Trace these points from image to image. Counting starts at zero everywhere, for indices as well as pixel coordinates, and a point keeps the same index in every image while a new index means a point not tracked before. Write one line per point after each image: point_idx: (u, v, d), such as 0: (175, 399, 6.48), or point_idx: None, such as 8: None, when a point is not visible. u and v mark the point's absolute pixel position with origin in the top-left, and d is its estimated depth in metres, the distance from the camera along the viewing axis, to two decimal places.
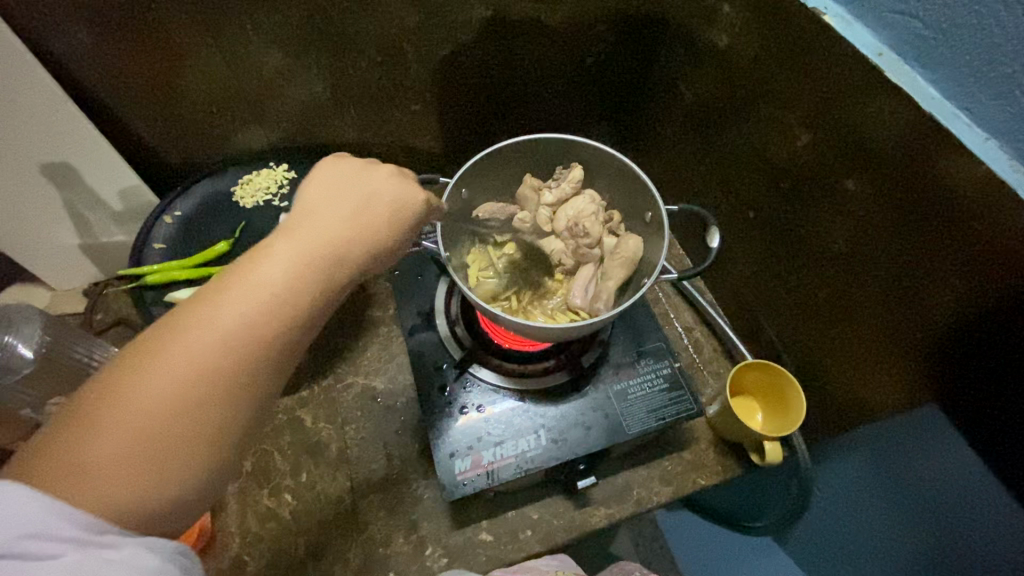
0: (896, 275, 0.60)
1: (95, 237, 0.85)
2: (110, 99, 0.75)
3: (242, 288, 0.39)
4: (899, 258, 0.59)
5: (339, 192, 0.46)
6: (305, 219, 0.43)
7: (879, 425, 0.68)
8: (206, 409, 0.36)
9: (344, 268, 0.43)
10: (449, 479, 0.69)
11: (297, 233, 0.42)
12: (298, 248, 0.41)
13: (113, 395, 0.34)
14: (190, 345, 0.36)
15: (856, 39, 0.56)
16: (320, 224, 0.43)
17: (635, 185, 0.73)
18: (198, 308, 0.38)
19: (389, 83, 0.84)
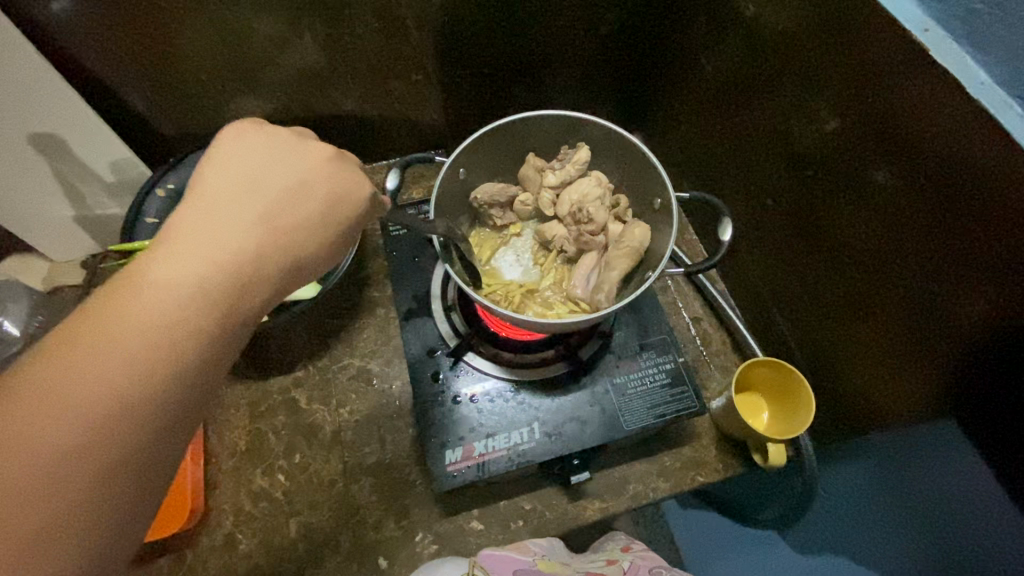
0: (924, 278, 0.55)
1: (88, 208, 0.83)
2: (96, 67, 0.72)
3: (165, 273, 0.35)
4: (927, 260, 0.54)
5: (267, 168, 0.42)
6: (230, 195, 0.40)
7: (891, 435, 0.65)
8: (151, 413, 0.31)
9: (287, 254, 0.41)
10: (439, 470, 0.67)
11: (226, 212, 0.39)
12: (222, 231, 0.38)
13: (12, 405, 0.29)
14: (113, 337, 0.32)
15: (899, 11, 0.50)
16: (250, 199, 0.40)
17: (644, 169, 0.68)
18: (117, 298, 0.33)
19: (388, 51, 0.79)
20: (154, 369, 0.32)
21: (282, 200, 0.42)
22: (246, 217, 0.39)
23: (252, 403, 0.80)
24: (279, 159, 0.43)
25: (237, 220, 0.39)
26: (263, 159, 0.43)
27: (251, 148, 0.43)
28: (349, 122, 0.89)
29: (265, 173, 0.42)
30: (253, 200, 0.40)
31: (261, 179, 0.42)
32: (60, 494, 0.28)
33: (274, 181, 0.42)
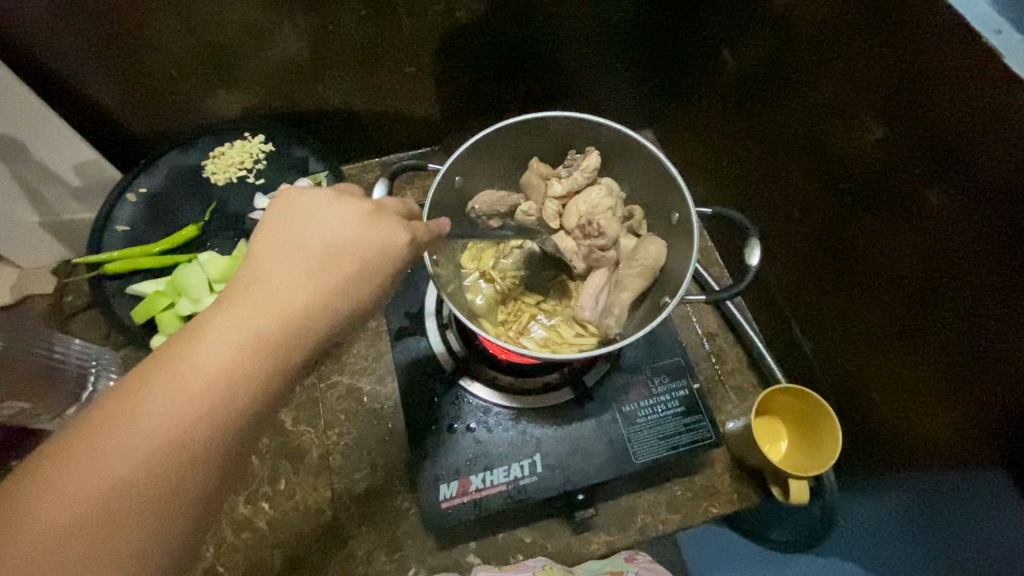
0: (973, 315, 0.49)
1: (56, 213, 0.77)
2: (54, 60, 0.65)
3: (209, 337, 0.32)
4: (979, 295, 0.47)
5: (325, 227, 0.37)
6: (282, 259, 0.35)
7: (918, 477, 0.58)
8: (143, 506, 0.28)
9: (318, 336, 0.35)
10: (432, 507, 0.62)
11: (254, 291, 0.34)
12: (260, 309, 0.33)
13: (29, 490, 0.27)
14: (137, 425, 0.29)
15: (968, 9, 0.43)
16: (301, 262, 0.36)
17: (661, 178, 0.61)
18: (149, 377, 0.30)
19: (378, 40, 0.71)
20: (187, 454, 0.29)
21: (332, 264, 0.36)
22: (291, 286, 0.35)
23: None
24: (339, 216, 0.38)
25: (282, 287, 0.34)
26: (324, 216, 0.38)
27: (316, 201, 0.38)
28: (337, 118, 0.82)
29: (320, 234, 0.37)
30: (302, 262, 0.36)
31: (315, 238, 0.37)
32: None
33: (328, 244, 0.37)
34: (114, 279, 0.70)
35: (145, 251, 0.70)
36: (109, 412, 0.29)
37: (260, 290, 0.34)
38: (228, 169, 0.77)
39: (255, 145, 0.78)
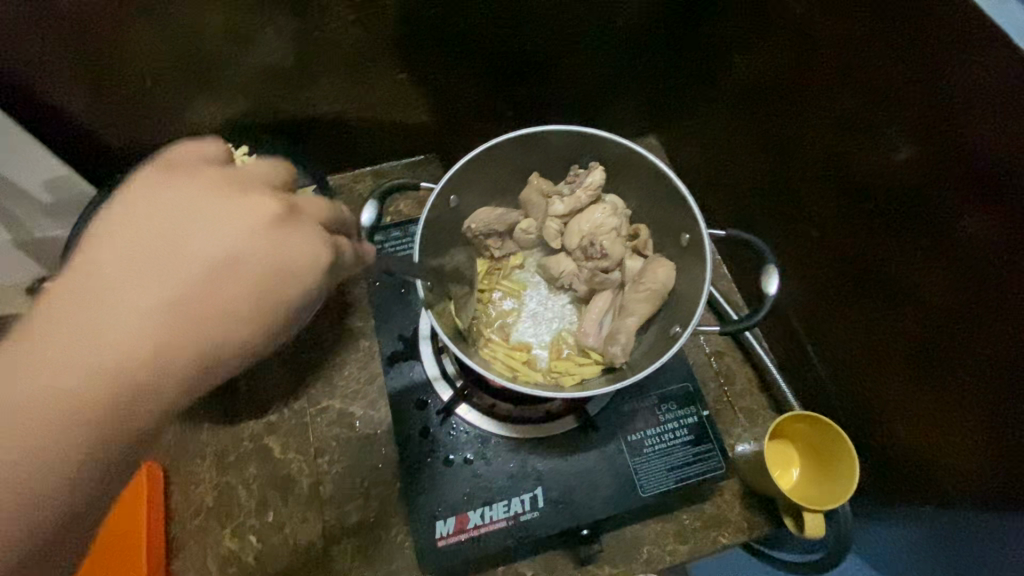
0: (1006, 349, 0.45)
1: (27, 231, 0.72)
2: (19, 71, 0.60)
3: (56, 349, 0.27)
4: (1014, 330, 0.44)
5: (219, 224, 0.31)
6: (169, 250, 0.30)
7: (948, 516, 0.55)
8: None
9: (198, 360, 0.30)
10: (429, 545, 0.59)
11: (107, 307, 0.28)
12: (115, 330, 0.28)
13: None
14: None
15: (1014, 25, 0.39)
16: (186, 258, 0.30)
17: (669, 197, 0.58)
18: None
19: (367, 46, 0.67)
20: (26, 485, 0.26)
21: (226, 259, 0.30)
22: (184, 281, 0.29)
23: (220, 453, 0.71)
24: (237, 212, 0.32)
25: (149, 298, 0.29)
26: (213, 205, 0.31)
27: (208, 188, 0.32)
28: (325, 126, 0.78)
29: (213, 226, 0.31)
30: (192, 271, 0.30)
31: (202, 237, 0.30)
32: None
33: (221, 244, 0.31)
34: None
35: None
36: None
37: (130, 283, 0.28)
38: None
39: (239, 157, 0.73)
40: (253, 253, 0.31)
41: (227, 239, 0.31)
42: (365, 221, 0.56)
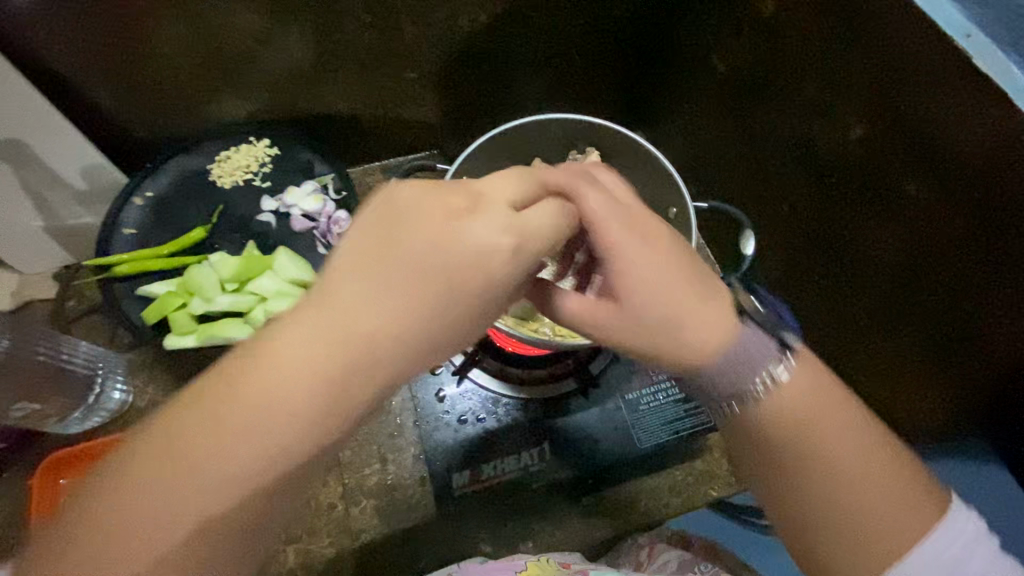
0: (954, 295, 0.53)
1: (60, 219, 0.77)
2: (63, 66, 0.66)
3: (271, 364, 0.32)
4: (957, 276, 0.52)
5: (376, 288, 0.33)
6: (335, 322, 0.32)
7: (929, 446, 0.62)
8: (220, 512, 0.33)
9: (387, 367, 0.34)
10: (448, 489, 0.68)
11: (316, 322, 0.32)
12: (321, 351, 0.32)
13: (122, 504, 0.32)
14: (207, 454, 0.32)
15: (938, 16, 0.46)
16: (348, 330, 0.33)
17: (657, 176, 0.65)
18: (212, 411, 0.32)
19: (381, 46, 0.74)
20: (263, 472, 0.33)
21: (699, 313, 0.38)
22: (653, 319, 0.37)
23: None
24: (409, 236, 0.34)
25: (348, 313, 0.33)
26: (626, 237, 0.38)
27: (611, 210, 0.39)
28: (338, 122, 0.84)
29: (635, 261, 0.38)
30: (383, 283, 0.33)
31: (391, 252, 0.33)
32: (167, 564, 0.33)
33: (389, 310, 0.33)
34: (122, 283, 0.71)
35: (154, 253, 0.71)
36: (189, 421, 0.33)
37: (341, 292, 0.33)
38: (234, 173, 0.77)
39: (260, 149, 0.78)
40: (406, 325, 0.33)
41: (384, 312, 0.33)
42: None
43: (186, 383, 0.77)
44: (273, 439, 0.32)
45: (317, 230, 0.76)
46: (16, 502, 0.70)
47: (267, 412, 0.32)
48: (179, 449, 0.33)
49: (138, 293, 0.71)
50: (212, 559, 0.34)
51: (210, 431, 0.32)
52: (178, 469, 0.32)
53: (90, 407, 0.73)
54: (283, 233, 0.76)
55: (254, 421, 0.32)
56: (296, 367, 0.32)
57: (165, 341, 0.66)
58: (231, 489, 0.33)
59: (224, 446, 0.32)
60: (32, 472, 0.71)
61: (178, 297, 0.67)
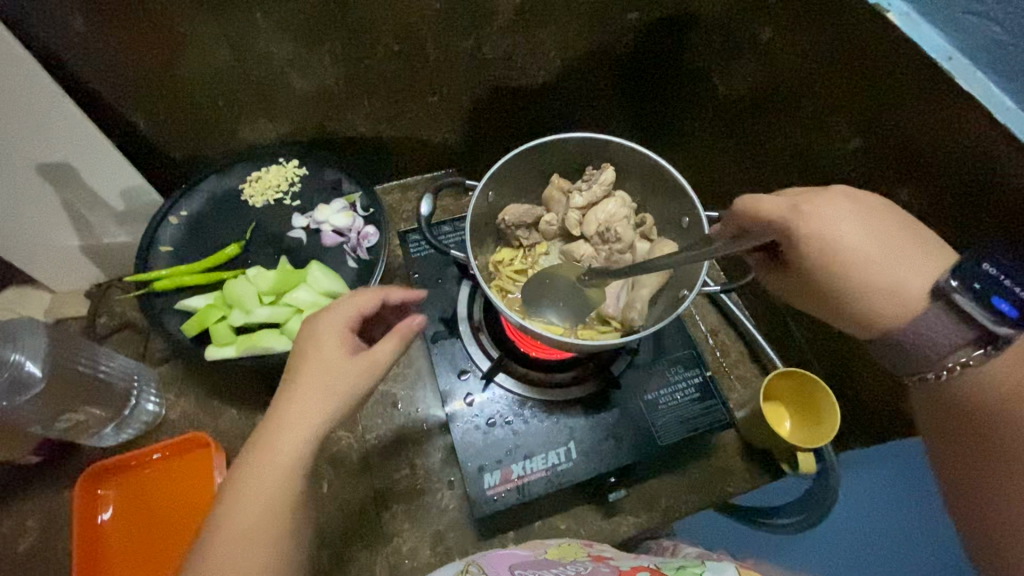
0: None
1: (96, 237, 0.80)
2: (109, 94, 0.70)
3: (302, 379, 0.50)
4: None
5: (321, 386, 0.49)
6: (296, 425, 0.48)
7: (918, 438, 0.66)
8: (281, 494, 0.46)
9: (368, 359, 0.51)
10: (479, 494, 0.68)
11: (321, 350, 0.51)
12: (331, 359, 0.51)
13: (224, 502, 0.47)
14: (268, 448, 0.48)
15: (925, 42, 0.52)
16: (332, 379, 0.50)
17: (669, 188, 0.70)
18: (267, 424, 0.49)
19: (407, 74, 0.78)
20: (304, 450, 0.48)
21: (905, 302, 0.47)
22: (860, 307, 0.50)
23: None
24: (326, 342, 0.51)
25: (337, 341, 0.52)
26: (883, 238, 0.49)
27: (859, 216, 0.50)
28: (362, 143, 0.88)
29: (869, 254, 0.49)
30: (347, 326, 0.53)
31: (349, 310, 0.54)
32: (244, 543, 0.45)
33: (335, 399, 0.49)
34: (161, 297, 0.74)
35: (192, 269, 0.74)
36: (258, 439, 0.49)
37: (329, 332, 0.53)
38: (265, 192, 0.81)
39: (291, 169, 0.83)
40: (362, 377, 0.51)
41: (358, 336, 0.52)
42: (422, 212, 0.69)
43: (218, 394, 0.79)
44: (268, 519, 0.46)
45: (346, 245, 0.80)
46: (55, 513, 0.71)
47: (262, 500, 0.46)
48: (251, 456, 0.48)
49: (177, 307, 0.74)
50: (271, 538, 0.46)
51: (269, 434, 0.48)
52: (206, 562, 0.45)
53: (126, 419, 0.75)
54: (313, 248, 0.80)
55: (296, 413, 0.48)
56: (277, 463, 0.47)
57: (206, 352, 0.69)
58: (249, 569, 0.45)
59: (234, 533, 0.45)
60: (70, 483, 0.73)
61: (218, 309, 0.71)
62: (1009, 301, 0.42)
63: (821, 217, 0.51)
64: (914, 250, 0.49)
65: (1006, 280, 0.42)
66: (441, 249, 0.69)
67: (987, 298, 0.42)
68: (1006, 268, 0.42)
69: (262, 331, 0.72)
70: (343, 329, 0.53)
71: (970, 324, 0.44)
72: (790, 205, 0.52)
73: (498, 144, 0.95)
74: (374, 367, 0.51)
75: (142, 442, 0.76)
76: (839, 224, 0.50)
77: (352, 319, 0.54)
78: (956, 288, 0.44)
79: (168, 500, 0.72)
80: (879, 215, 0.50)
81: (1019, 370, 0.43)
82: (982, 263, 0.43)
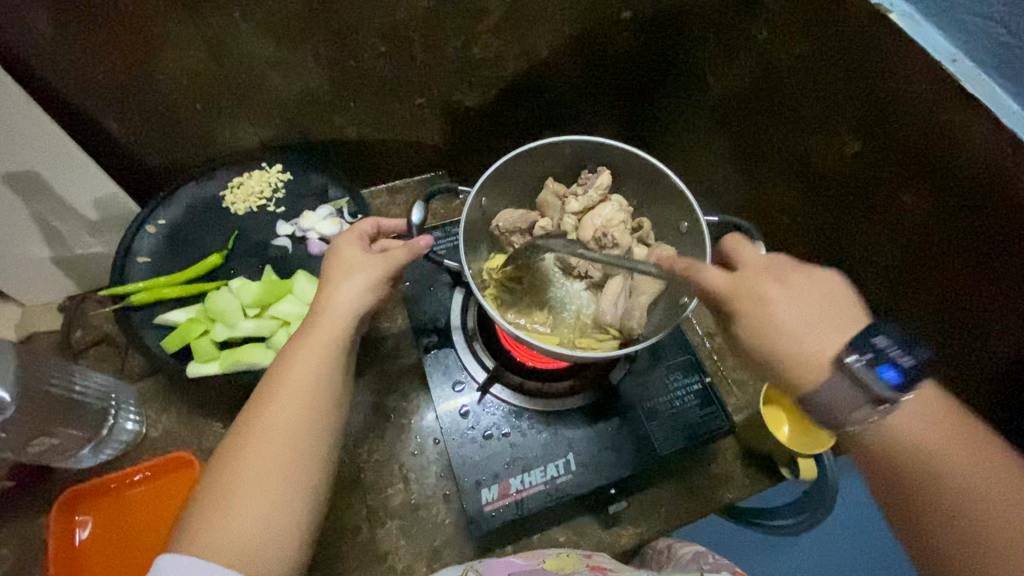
0: (959, 293, 0.55)
1: (69, 248, 0.76)
2: (79, 98, 0.66)
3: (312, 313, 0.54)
4: (958, 277, 0.55)
5: (343, 289, 0.54)
6: (322, 325, 0.52)
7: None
8: (300, 422, 0.49)
9: (372, 288, 0.55)
10: (476, 510, 0.66)
11: (328, 284, 0.55)
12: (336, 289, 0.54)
13: (239, 439, 0.48)
14: (284, 378, 0.50)
15: (928, 44, 0.51)
16: (342, 309, 0.53)
17: (667, 191, 0.68)
18: (280, 357, 0.52)
19: (394, 74, 0.75)
20: (319, 376, 0.51)
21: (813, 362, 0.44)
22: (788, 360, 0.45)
23: None
24: (346, 249, 0.57)
25: (340, 270, 0.55)
26: (812, 313, 0.46)
27: (790, 295, 0.46)
28: (349, 146, 0.85)
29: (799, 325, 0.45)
30: (349, 255, 0.56)
31: (347, 245, 0.57)
32: (267, 470, 0.46)
33: (358, 298, 0.54)
34: (139, 310, 0.71)
35: (171, 280, 0.71)
36: (269, 377, 0.51)
37: (331, 269, 0.56)
38: (248, 199, 0.78)
39: (274, 174, 0.80)
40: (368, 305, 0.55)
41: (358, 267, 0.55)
42: (413, 219, 0.66)
43: (201, 410, 0.76)
44: (304, 422, 0.49)
45: None
46: (30, 541, 0.68)
47: (300, 387, 0.50)
48: (263, 393, 0.50)
49: (156, 322, 0.70)
50: (293, 469, 0.47)
51: (282, 366, 0.51)
52: (249, 446, 0.47)
53: (104, 440, 0.71)
54: (299, 257, 0.77)
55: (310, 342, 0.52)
56: (312, 352, 0.51)
57: (187, 368, 0.66)
58: (292, 451, 0.47)
59: (275, 421, 0.48)
60: (46, 508, 0.69)
61: (199, 324, 0.68)
62: (894, 368, 0.42)
63: (757, 293, 0.47)
64: (835, 322, 0.46)
65: (893, 350, 0.42)
66: (433, 258, 0.67)
67: (876, 366, 0.42)
68: (895, 339, 0.42)
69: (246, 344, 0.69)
70: (360, 236, 0.59)
71: (865, 391, 0.42)
72: (732, 281, 0.48)
73: (489, 145, 0.92)
74: (392, 261, 0.56)
75: (123, 462, 0.73)
76: (770, 300, 0.46)
77: (364, 232, 0.60)
78: (854, 360, 0.42)
79: (151, 523, 0.69)
80: (808, 290, 0.47)
81: (936, 430, 0.43)
82: (871, 335, 0.43)
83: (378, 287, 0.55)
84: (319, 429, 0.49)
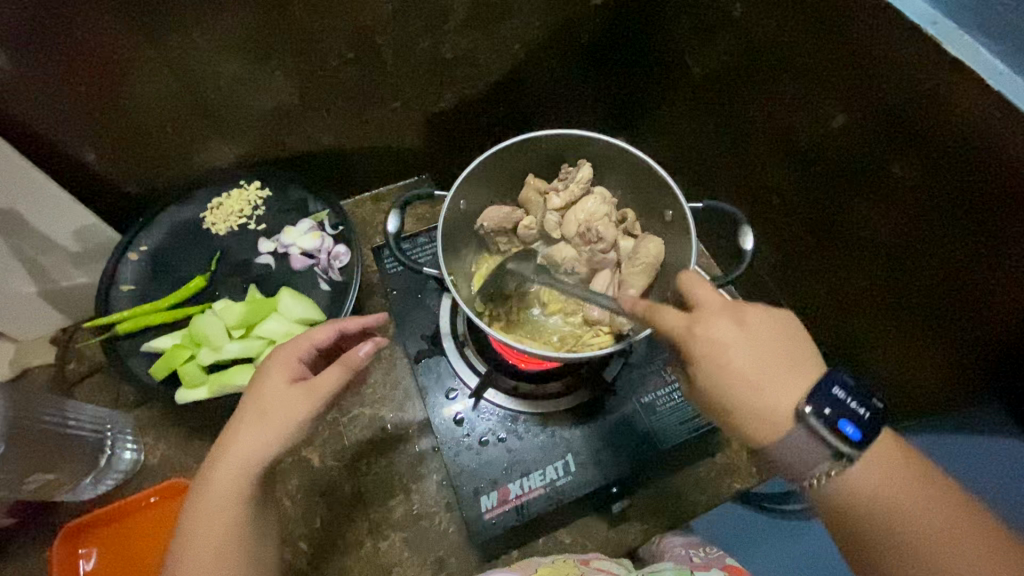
0: (960, 268, 0.53)
1: (55, 282, 0.76)
2: (47, 130, 0.65)
3: (238, 421, 0.51)
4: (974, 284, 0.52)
5: (249, 437, 0.50)
6: (221, 478, 0.48)
7: None
8: (223, 535, 0.48)
9: (306, 408, 0.51)
10: (476, 518, 0.65)
11: (256, 393, 0.52)
12: (266, 405, 0.51)
13: (176, 548, 0.48)
14: (204, 490, 0.48)
15: (906, 7, 0.48)
16: (274, 425, 0.50)
17: (652, 181, 0.66)
18: (206, 465, 0.50)
19: (367, 81, 0.74)
20: (243, 488, 0.49)
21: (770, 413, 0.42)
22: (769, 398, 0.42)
23: None
24: (270, 384, 0.52)
25: (270, 384, 0.52)
26: (768, 359, 0.43)
27: (749, 339, 0.44)
28: (327, 157, 0.84)
29: (745, 383, 0.43)
30: (278, 369, 0.54)
31: (278, 356, 0.55)
32: None
33: (274, 438, 0.50)
34: (127, 339, 0.71)
35: (155, 308, 0.71)
36: (195, 484, 0.50)
37: (261, 379, 0.53)
38: (228, 219, 0.78)
39: (252, 192, 0.79)
40: (307, 421, 0.51)
41: (290, 386, 0.52)
42: (390, 228, 0.65)
43: (197, 435, 0.75)
44: (229, 537, 0.48)
45: (317, 267, 0.76)
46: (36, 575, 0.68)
47: (222, 503, 0.48)
48: (189, 504, 0.49)
49: (143, 350, 0.70)
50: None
51: (204, 475, 0.49)
52: (183, 560, 0.47)
53: (103, 470, 0.71)
54: (283, 273, 0.76)
55: (232, 453, 0.49)
56: (233, 466, 0.49)
57: (177, 396, 0.67)
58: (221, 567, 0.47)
59: (201, 536, 0.48)
60: (50, 543, 0.69)
61: (185, 349, 0.68)
62: (853, 423, 0.40)
63: (712, 339, 0.44)
64: (790, 376, 0.43)
65: (852, 401, 0.41)
66: (414, 265, 0.66)
67: (834, 422, 0.40)
68: (853, 391, 0.41)
69: (234, 367, 0.69)
70: (296, 361, 0.55)
71: (824, 444, 0.41)
72: (687, 321, 0.45)
73: (470, 146, 0.90)
74: (316, 394, 0.52)
75: (123, 492, 0.73)
76: (724, 342, 0.44)
77: (303, 354, 0.56)
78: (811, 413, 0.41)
79: (154, 551, 0.69)
80: (762, 330, 0.44)
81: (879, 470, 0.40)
82: (830, 385, 0.42)
83: (313, 406, 0.51)
84: (242, 544, 0.49)
